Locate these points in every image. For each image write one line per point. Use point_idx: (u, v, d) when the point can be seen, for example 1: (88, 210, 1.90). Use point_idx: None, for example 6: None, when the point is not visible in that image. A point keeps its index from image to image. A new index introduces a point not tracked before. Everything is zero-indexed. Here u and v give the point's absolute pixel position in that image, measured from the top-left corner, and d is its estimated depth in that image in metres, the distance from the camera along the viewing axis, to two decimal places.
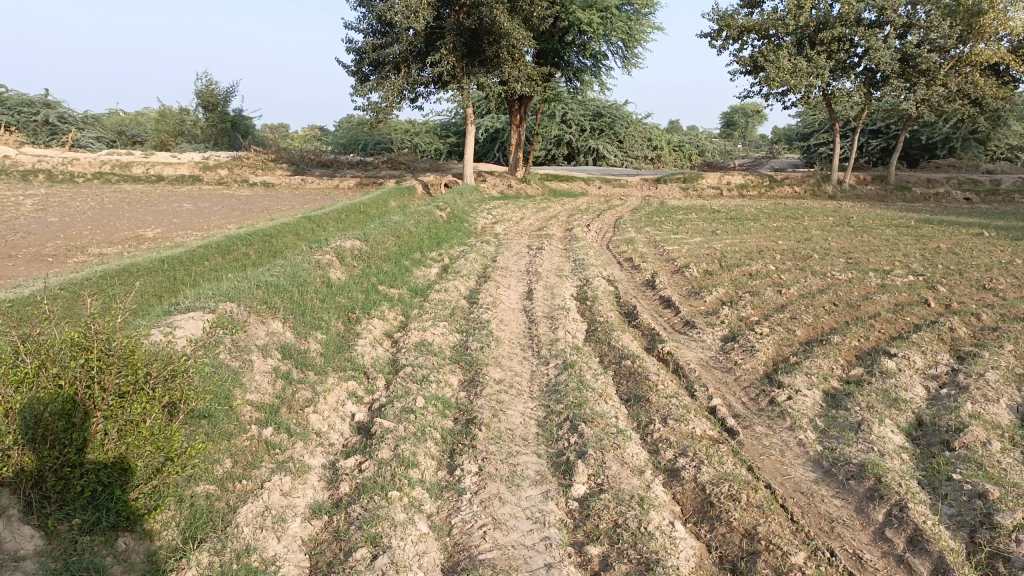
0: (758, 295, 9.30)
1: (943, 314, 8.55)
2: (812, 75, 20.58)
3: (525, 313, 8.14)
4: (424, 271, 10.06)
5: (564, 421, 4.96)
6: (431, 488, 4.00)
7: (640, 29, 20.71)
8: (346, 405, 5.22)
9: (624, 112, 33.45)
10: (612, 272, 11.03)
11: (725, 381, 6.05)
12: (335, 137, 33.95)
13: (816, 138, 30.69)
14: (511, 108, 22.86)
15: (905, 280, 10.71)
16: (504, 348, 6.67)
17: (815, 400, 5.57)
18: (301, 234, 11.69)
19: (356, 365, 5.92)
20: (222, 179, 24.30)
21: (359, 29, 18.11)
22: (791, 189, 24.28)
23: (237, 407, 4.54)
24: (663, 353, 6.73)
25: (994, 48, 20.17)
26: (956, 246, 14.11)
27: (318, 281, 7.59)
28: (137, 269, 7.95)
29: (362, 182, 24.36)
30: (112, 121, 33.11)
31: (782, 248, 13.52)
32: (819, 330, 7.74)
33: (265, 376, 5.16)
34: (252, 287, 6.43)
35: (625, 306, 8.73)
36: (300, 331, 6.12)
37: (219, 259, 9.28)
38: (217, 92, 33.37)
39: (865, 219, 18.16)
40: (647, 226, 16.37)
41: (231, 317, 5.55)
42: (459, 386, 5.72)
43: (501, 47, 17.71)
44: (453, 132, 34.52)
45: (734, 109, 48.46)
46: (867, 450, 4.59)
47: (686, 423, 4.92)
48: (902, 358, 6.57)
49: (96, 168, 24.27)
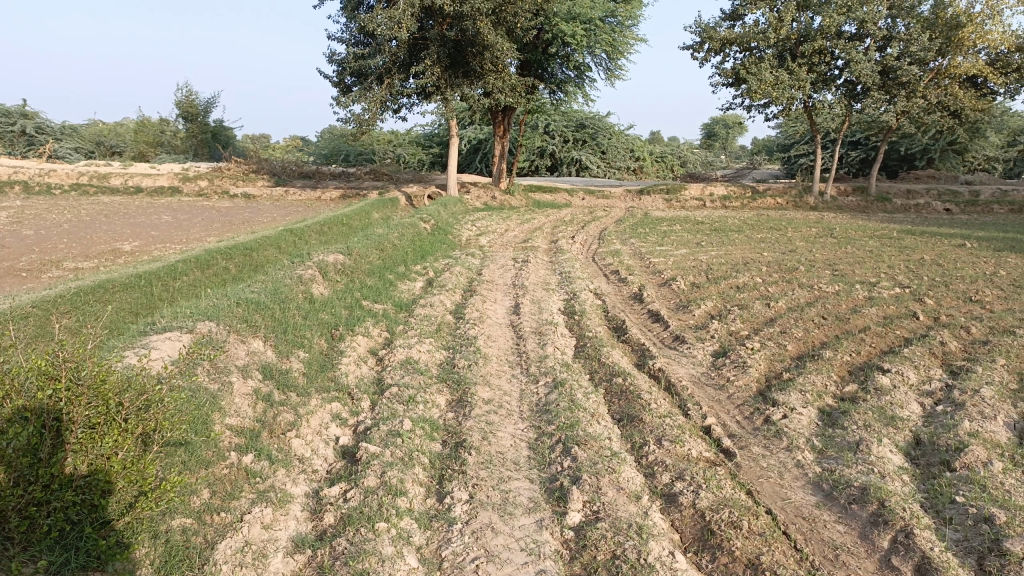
0: (747, 308, 9.21)
1: (933, 327, 8.50)
2: (794, 87, 20.68)
3: (512, 328, 7.98)
4: (409, 285, 9.89)
5: (556, 443, 4.81)
6: (420, 518, 3.84)
7: (624, 41, 20.72)
8: (330, 428, 5.04)
9: (607, 123, 33.50)
10: (599, 286, 10.91)
11: (718, 399, 5.93)
12: (317, 148, 33.71)
13: (797, 150, 30.89)
14: (494, 119, 22.77)
15: (891, 292, 10.69)
16: (492, 366, 6.51)
17: (810, 418, 5.45)
18: (282, 247, 11.48)
19: (340, 385, 5.74)
20: (202, 191, 24.00)
21: (341, 40, 17.95)
22: (773, 200, 24.37)
23: (216, 433, 4.35)
24: (654, 370, 6.61)
25: (972, 60, 20.36)
26: (940, 257, 14.16)
27: (300, 297, 7.40)
28: (112, 285, 7.70)
29: (344, 193, 24.15)
30: (91, 132, 32.67)
31: (767, 260, 13.48)
32: (809, 345, 7.65)
33: (245, 399, 4.96)
34: (231, 305, 6.23)
35: (614, 321, 8.61)
36: (281, 350, 5.93)
37: (199, 274, 9.06)
38: (197, 103, 33.08)
39: (847, 231, 18.23)
40: (631, 238, 16.30)
41: (209, 337, 5.36)
42: (446, 406, 5.55)
43: (485, 59, 17.62)
44: (436, 142, 34.42)
45: (715, 120, 48.80)
46: (868, 472, 4.49)
47: (681, 444, 4.79)
48: (896, 373, 6.49)
49: (74, 179, 23.89)
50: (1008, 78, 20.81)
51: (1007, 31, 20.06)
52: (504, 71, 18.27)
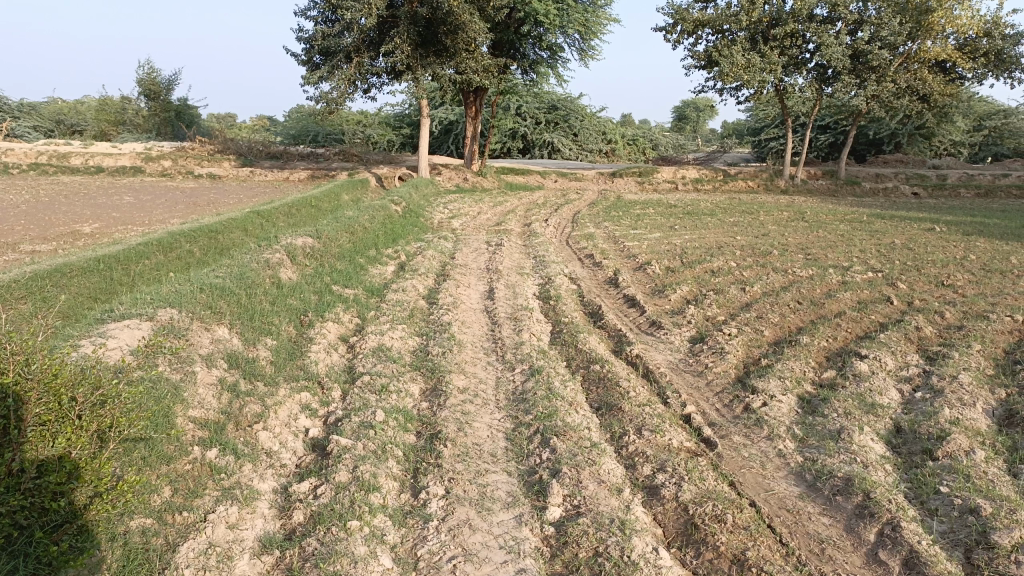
0: (723, 293, 9.15)
1: (907, 312, 8.51)
2: (766, 70, 20.65)
3: (487, 314, 7.81)
4: (380, 269, 9.67)
5: (534, 434, 4.67)
6: (394, 515, 3.68)
7: (596, 21, 20.50)
8: (299, 419, 4.84)
9: (579, 105, 33.32)
10: (574, 270, 10.79)
11: (697, 387, 5.84)
12: (284, 128, 33.04)
13: (768, 133, 31.00)
14: (465, 99, 22.42)
15: (864, 276, 10.72)
16: (467, 353, 6.34)
17: (790, 406, 5.38)
18: (249, 230, 11.17)
19: (309, 374, 5.54)
20: (166, 171, 23.37)
21: (309, 17, 17.52)
22: (745, 183, 24.43)
23: (178, 427, 4.14)
24: (632, 357, 6.50)
25: (941, 45, 20.49)
26: (911, 241, 14.26)
27: (267, 282, 7.15)
28: (69, 269, 7.37)
29: (313, 174, 23.71)
30: (50, 110, 31.62)
31: (741, 243, 13.46)
32: (786, 330, 7.60)
33: (209, 390, 4.75)
34: (195, 290, 5.97)
35: (589, 306, 8.49)
36: (248, 338, 5.71)
37: (161, 258, 8.75)
38: (159, 80, 32.17)
39: (818, 214, 18.33)
40: (605, 221, 16.18)
41: (171, 325, 5.12)
42: (420, 395, 5.38)
43: (458, 38, 17.29)
44: (407, 123, 33.96)
45: (686, 103, 48.92)
46: (850, 461, 4.43)
47: (662, 433, 4.68)
48: (874, 359, 6.45)
49: (32, 158, 23.13)
50: (977, 63, 20.97)
51: (977, 17, 20.22)
52: (477, 51, 17.97)
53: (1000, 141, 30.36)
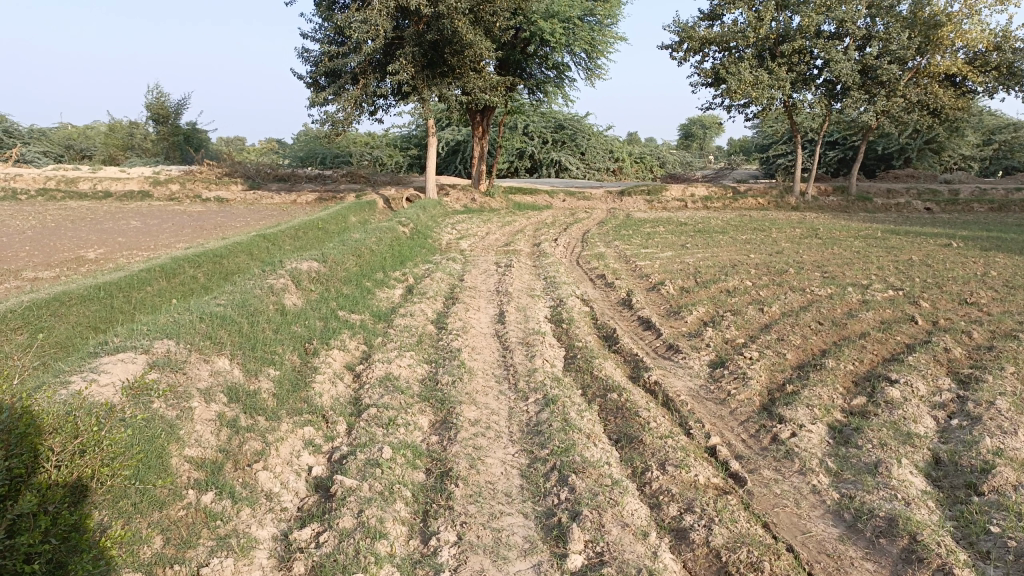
0: (740, 314, 8.86)
1: (933, 332, 8.20)
2: (774, 87, 20.44)
3: (498, 339, 7.53)
4: (387, 293, 9.44)
5: (550, 471, 4.39)
6: (403, 565, 3.41)
7: (604, 40, 20.38)
8: (302, 457, 4.58)
9: (586, 124, 33.23)
10: (586, 291, 10.53)
11: (720, 416, 5.55)
12: (292, 150, 33.03)
13: (776, 149, 30.79)
14: (472, 120, 22.31)
15: (885, 294, 10.42)
16: (478, 382, 6.06)
17: (821, 436, 5.08)
18: (254, 254, 10.97)
19: (313, 407, 5.27)
20: (173, 195, 23.30)
21: (315, 39, 17.46)
22: (755, 200, 24.16)
23: (173, 470, 3.90)
24: (650, 384, 6.22)
25: (951, 59, 20.30)
26: (928, 258, 13.96)
27: (271, 308, 6.92)
28: (68, 298, 7.16)
29: (321, 196, 23.59)
30: (59, 135, 31.69)
31: (755, 262, 13.17)
32: (809, 353, 7.30)
33: (207, 426, 4.50)
34: (195, 320, 5.73)
35: (603, 329, 8.22)
36: (249, 369, 5.46)
37: (163, 284, 8.54)
38: (168, 104, 32.27)
39: (832, 231, 18.04)
40: (615, 240, 15.92)
41: (168, 359, 4.87)
42: (430, 428, 5.11)
43: (463, 58, 17.20)
44: (414, 144, 33.95)
45: (693, 121, 49.00)
46: (890, 498, 4.16)
47: (687, 468, 4.40)
48: (905, 384, 6.14)
49: (40, 184, 23.11)
50: (987, 76, 20.71)
51: (986, 30, 20.02)
52: (483, 71, 17.85)
53: (1011, 154, 30.00)
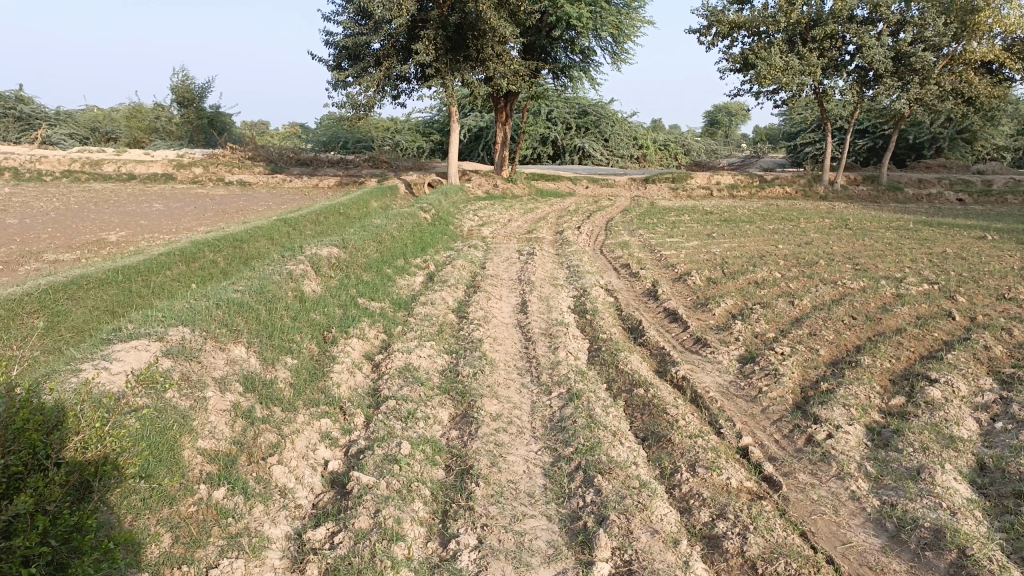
0: (770, 307, 8.59)
1: (971, 329, 7.89)
2: (804, 73, 19.96)
3: (520, 330, 7.35)
4: (408, 280, 9.29)
5: (575, 471, 4.21)
6: (420, 570, 3.25)
7: (631, 24, 20.01)
8: (318, 450, 4.44)
9: (610, 110, 32.83)
10: (610, 280, 10.31)
11: (752, 414, 5.33)
12: (314, 135, 32.97)
13: (804, 138, 30.22)
14: (496, 105, 22.05)
15: (919, 288, 10.10)
16: (500, 374, 5.88)
17: (859, 438, 4.85)
18: (275, 239, 10.86)
19: (331, 398, 5.12)
20: (197, 178, 23.33)
21: (338, 21, 17.27)
22: (782, 189, 23.72)
23: (184, 464, 3.79)
24: (678, 379, 6.01)
25: (988, 46, 19.68)
26: (963, 251, 13.53)
27: (290, 295, 6.78)
28: (86, 281, 7.07)
29: (342, 181, 23.51)
30: (86, 117, 31.86)
31: (784, 252, 12.86)
32: (842, 349, 7.04)
33: (222, 417, 4.38)
34: (211, 306, 5.59)
35: (628, 321, 8.00)
36: (266, 357, 5.33)
37: (183, 269, 8.45)
38: (193, 88, 32.61)
39: (862, 221, 17.61)
40: (639, 229, 15.67)
41: (182, 346, 4.74)
42: (450, 423, 4.96)
43: (486, 43, 16.99)
44: (436, 129, 33.79)
45: (718, 108, 48.40)
46: (935, 507, 3.93)
47: (719, 471, 4.21)
48: (945, 384, 5.87)
49: (66, 166, 23.23)
50: None
51: None
52: (506, 55, 17.57)
53: None
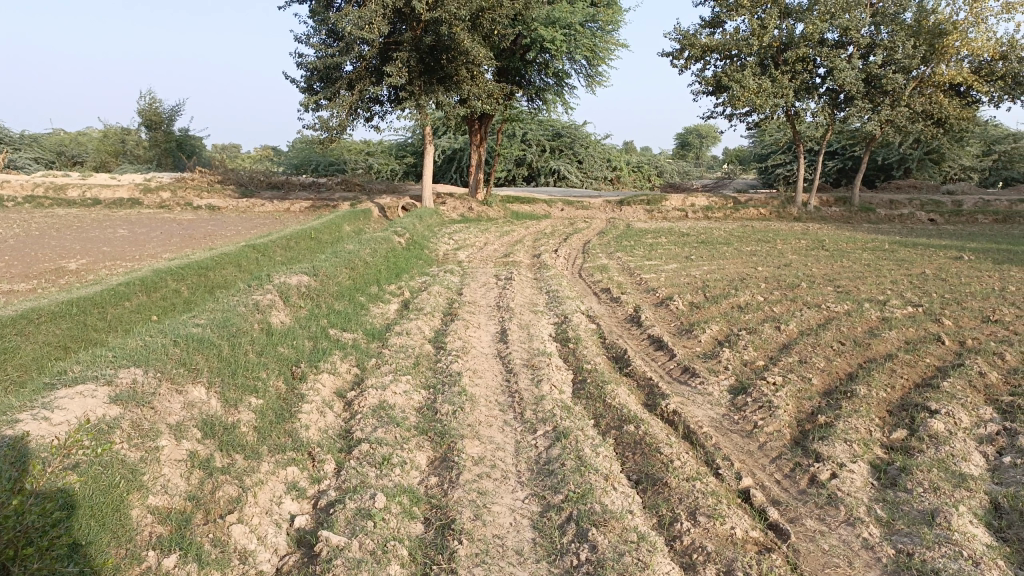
0: (757, 333, 8.33)
1: (963, 354, 7.68)
2: (777, 95, 20.01)
3: (501, 361, 7.00)
4: (381, 308, 8.92)
5: (566, 522, 3.87)
6: None
7: (605, 47, 19.93)
8: (284, 504, 4.04)
9: (584, 132, 32.82)
10: (591, 306, 10.00)
11: (749, 452, 5.03)
12: (286, 157, 32.50)
13: (775, 159, 30.37)
14: (470, 127, 21.81)
15: (903, 310, 9.93)
16: (481, 411, 5.52)
17: (864, 477, 4.58)
18: (242, 266, 10.43)
19: (298, 443, 4.72)
20: (164, 203, 22.75)
21: (309, 42, 16.97)
22: (757, 211, 23.69)
23: (131, 527, 3.40)
24: (669, 413, 5.69)
25: (957, 68, 19.82)
26: (941, 271, 13.46)
27: (256, 328, 6.37)
28: (37, 315, 6.62)
29: (314, 204, 23.07)
30: (51, 141, 31.10)
31: (764, 275, 12.68)
32: (835, 377, 6.77)
33: (176, 469, 3.98)
34: (167, 343, 5.15)
35: (612, 349, 7.69)
36: (228, 399, 4.93)
37: (144, 299, 8.02)
38: (161, 110, 31.87)
39: (838, 242, 17.57)
40: (617, 251, 15.43)
41: (132, 390, 4.32)
42: (429, 468, 4.58)
43: (460, 65, 16.80)
44: (409, 152, 33.52)
45: (689, 130, 48.85)
46: (956, 557, 3.64)
47: (722, 520, 3.89)
48: (946, 415, 5.61)
49: (28, 191, 22.55)
50: (993, 86, 20.22)
51: (992, 39, 19.55)
52: (479, 77, 17.37)
53: (1011, 165, 29.41)
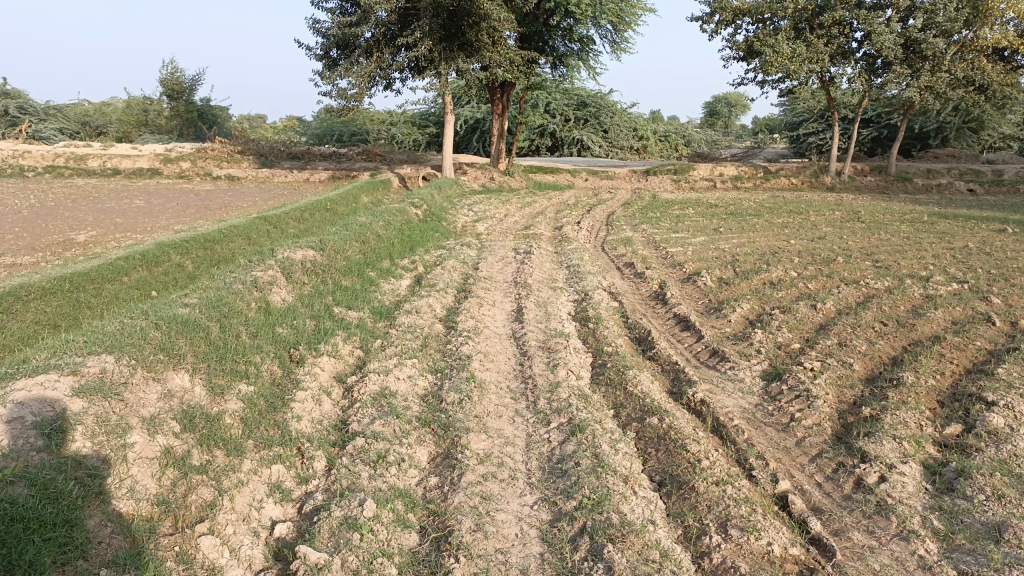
0: (791, 312, 7.75)
1: (1015, 337, 7.06)
2: (812, 61, 19.07)
3: (515, 343, 6.53)
4: (392, 284, 8.49)
5: (579, 535, 3.43)
6: None
7: (631, 11, 19.12)
8: (264, 509, 3.65)
9: (609, 101, 31.98)
10: (614, 282, 9.49)
11: (785, 449, 4.53)
12: (308, 128, 32.04)
13: (807, 127, 29.31)
14: (491, 95, 21.15)
15: (948, 287, 9.26)
16: (490, 400, 5.07)
17: (916, 481, 4.07)
18: (251, 239, 10.04)
19: (286, 437, 4.30)
20: (183, 173, 22.46)
21: (326, 9, 16.41)
22: (788, 181, 22.82)
23: (83, 542, 3.00)
24: (696, 403, 5.20)
25: (1001, 31, 18.69)
26: (985, 245, 12.71)
27: (253, 308, 5.96)
28: (27, 291, 6.27)
29: (334, 175, 22.65)
30: (76, 111, 30.92)
31: (797, 249, 12.03)
32: (878, 362, 6.20)
33: (146, 468, 3.58)
34: (148, 326, 4.75)
35: (636, 330, 7.19)
36: (214, 387, 4.52)
37: (145, 274, 7.68)
38: (182, 80, 31.48)
39: (875, 214, 16.77)
40: (642, 223, 14.82)
41: (98, 382, 3.89)
42: (429, 466, 4.16)
43: (482, 30, 16.08)
44: (432, 121, 32.95)
45: (717, 98, 47.50)
46: None
47: (756, 535, 3.46)
48: (1004, 408, 5.04)
49: (50, 161, 22.40)
50: None
51: None
52: (500, 43, 16.64)
53: None
